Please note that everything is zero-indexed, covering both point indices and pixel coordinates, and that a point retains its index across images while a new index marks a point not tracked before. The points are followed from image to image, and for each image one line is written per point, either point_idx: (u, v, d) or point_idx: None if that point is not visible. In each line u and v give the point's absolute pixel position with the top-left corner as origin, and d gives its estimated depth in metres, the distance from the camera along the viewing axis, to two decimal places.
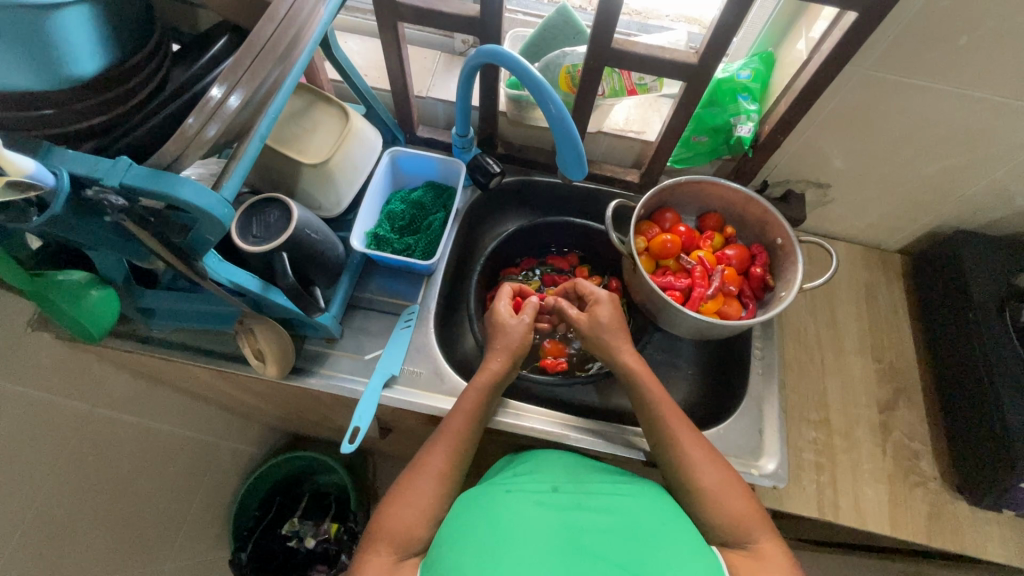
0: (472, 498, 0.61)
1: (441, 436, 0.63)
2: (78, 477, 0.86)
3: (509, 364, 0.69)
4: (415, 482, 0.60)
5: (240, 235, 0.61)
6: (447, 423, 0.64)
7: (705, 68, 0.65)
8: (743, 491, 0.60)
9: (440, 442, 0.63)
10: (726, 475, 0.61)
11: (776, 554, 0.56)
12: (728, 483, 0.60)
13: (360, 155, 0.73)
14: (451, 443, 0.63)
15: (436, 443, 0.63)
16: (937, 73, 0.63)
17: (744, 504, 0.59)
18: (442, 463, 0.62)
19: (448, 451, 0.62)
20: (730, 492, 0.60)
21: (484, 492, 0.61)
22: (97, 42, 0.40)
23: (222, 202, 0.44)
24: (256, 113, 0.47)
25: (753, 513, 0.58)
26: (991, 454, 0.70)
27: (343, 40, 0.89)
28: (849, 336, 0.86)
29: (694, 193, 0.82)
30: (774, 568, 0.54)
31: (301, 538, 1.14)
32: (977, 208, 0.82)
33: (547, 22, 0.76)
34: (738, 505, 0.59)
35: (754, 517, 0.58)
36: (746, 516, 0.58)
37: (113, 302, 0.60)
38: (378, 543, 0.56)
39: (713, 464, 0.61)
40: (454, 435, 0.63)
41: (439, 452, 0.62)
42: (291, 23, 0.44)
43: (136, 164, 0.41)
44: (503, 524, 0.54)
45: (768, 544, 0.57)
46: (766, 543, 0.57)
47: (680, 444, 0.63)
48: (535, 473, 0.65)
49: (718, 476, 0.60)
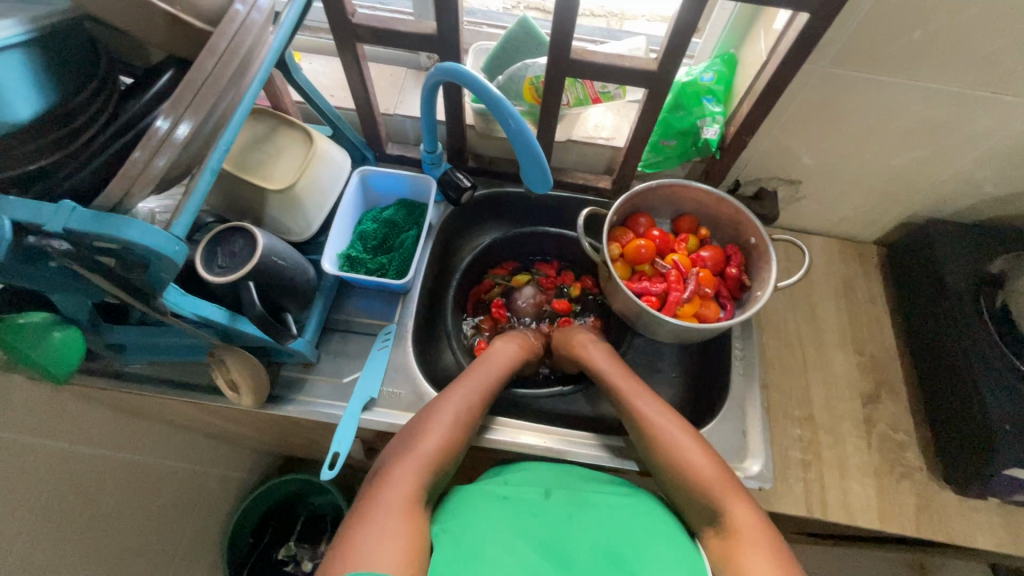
0: (456, 505, 0.60)
1: (431, 424, 0.62)
2: (61, 518, 0.84)
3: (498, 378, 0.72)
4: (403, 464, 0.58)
5: (204, 265, 0.60)
6: (440, 405, 0.64)
7: (665, 73, 0.65)
8: (715, 469, 0.60)
9: (433, 420, 0.62)
10: (695, 452, 0.61)
11: (755, 524, 0.54)
12: (703, 462, 0.60)
13: (327, 177, 0.73)
14: (446, 421, 0.63)
15: (430, 420, 0.63)
16: (894, 68, 0.64)
17: (713, 477, 0.59)
18: (432, 447, 0.60)
19: (439, 440, 0.61)
20: (695, 464, 0.60)
21: (478, 496, 0.61)
22: (31, 84, 0.40)
23: (173, 239, 0.43)
24: (207, 144, 0.46)
25: (717, 479, 0.59)
26: (974, 439, 0.70)
27: (308, 61, 0.88)
28: (829, 331, 0.86)
29: (665, 197, 0.82)
30: (749, 539, 0.53)
31: (298, 562, 1.19)
32: (946, 197, 0.82)
33: (509, 35, 0.75)
34: (706, 476, 0.59)
35: (717, 481, 0.58)
36: (711, 486, 0.58)
37: (79, 343, 0.58)
38: (354, 522, 0.52)
39: (682, 444, 0.62)
40: (453, 418, 0.63)
41: (433, 437, 0.61)
42: (236, 53, 0.44)
43: (80, 207, 0.39)
44: (487, 532, 0.55)
45: (739, 509, 0.56)
46: (736, 510, 0.56)
47: (660, 432, 0.63)
48: (525, 473, 0.65)
49: (693, 457, 0.60)
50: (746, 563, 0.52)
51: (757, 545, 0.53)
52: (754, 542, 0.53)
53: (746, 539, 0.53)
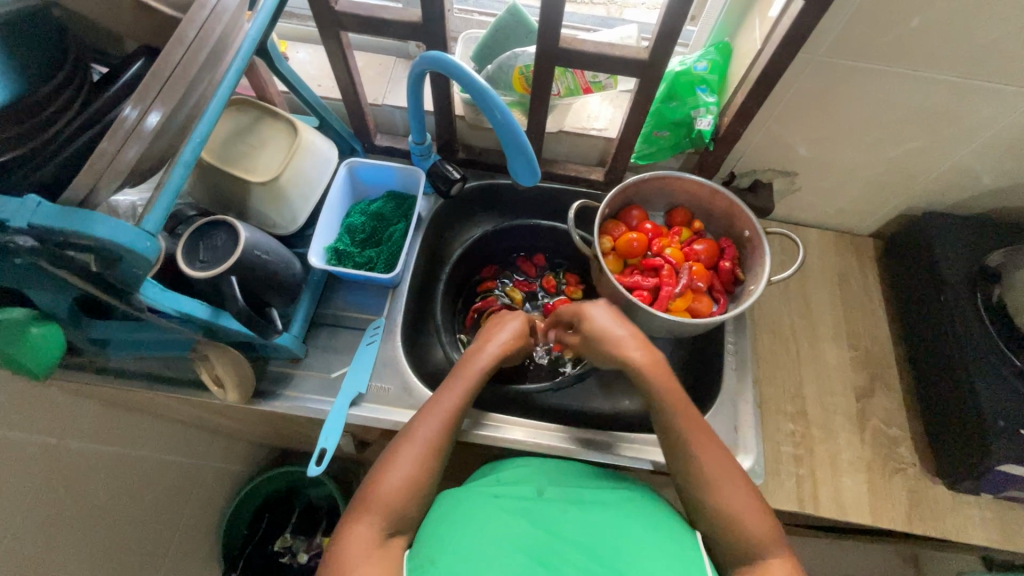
0: (452, 501, 0.60)
1: (431, 410, 0.62)
2: (51, 512, 0.84)
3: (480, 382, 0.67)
4: (402, 449, 0.59)
5: (187, 261, 0.59)
6: (410, 434, 0.61)
7: (657, 62, 0.63)
8: (757, 509, 0.56)
9: (417, 432, 0.61)
10: (740, 490, 0.57)
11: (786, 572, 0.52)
12: (746, 501, 0.56)
13: (312, 169, 0.71)
14: (417, 454, 0.59)
15: (401, 450, 0.59)
16: (892, 57, 0.62)
17: (755, 521, 0.55)
18: (429, 435, 0.61)
19: (437, 426, 0.61)
20: (737, 504, 0.56)
21: (468, 497, 0.60)
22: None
23: (143, 234, 0.42)
24: (181, 137, 0.45)
25: (763, 529, 0.54)
26: (968, 434, 0.69)
27: (294, 50, 0.87)
28: (824, 325, 0.85)
29: (658, 189, 0.80)
30: None
31: (293, 554, 1.17)
32: (944, 189, 0.81)
33: (498, 22, 0.73)
34: (747, 519, 0.55)
35: (764, 531, 0.54)
36: (755, 531, 0.54)
37: (57, 338, 0.57)
38: (366, 514, 0.55)
39: (729, 480, 0.57)
40: (423, 448, 0.60)
41: (428, 421, 0.61)
42: (206, 41, 0.42)
43: (46, 201, 0.38)
44: (482, 531, 0.54)
45: (780, 563, 0.53)
46: (774, 560, 0.53)
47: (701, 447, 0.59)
48: (520, 475, 0.65)
49: (734, 494, 0.56)
50: None
51: None
52: None
53: None
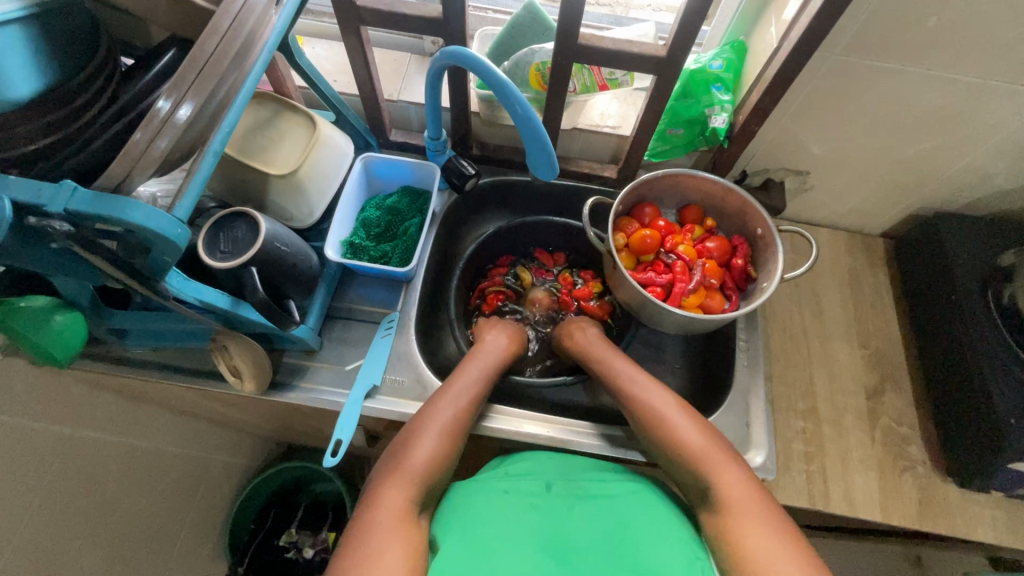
0: (462, 498, 0.60)
1: (453, 383, 0.66)
2: (63, 502, 0.84)
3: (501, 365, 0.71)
4: (427, 421, 0.61)
5: (208, 251, 0.60)
6: (435, 407, 0.62)
7: (674, 60, 0.64)
8: (701, 433, 0.60)
9: (443, 405, 0.63)
10: (682, 420, 0.62)
11: (742, 487, 0.55)
12: (693, 429, 0.61)
13: (330, 163, 0.72)
14: (446, 425, 0.61)
15: (430, 422, 0.61)
16: (907, 57, 0.63)
17: (701, 443, 0.59)
18: (455, 408, 0.63)
19: (462, 402, 0.64)
20: (684, 430, 0.60)
21: (478, 490, 0.61)
22: (32, 63, 0.39)
23: (174, 222, 0.42)
24: (210, 128, 0.46)
25: (708, 448, 0.59)
26: (979, 433, 0.69)
27: (310, 45, 0.87)
28: (834, 323, 0.85)
29: (671, 186, 0.81)
30: (737, 503, 0.54)
31: (300, 549, 1.16)
32: (956, 189, 0.81)
33: (515, 19, 0.74)
34: (693, 443, 0.59)
35: (711, 453, 0.58)
36: (703, 454, 0.58)
37: (79, 327, 0.58)
38: (393, 482, 0.56)
39: (671, 412, 0.62)
40: (448, 422, 0.62)
41: (453, 395, 0.64)
42: (238, 33, 0.43)
43: (82, 187, 0.39)
44: (493, 531, 0.55)
45: (733, 480, 0.56)
46: (729, 479, 0.56)
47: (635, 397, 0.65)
48: (528, 465, 0.65)
49: (680, 424, 0.61)
50: (737, 528, 0.52)
51: (747, 507, 0.53)
52: (744, 505, 0.54)
53: (739, 505, 0.54)
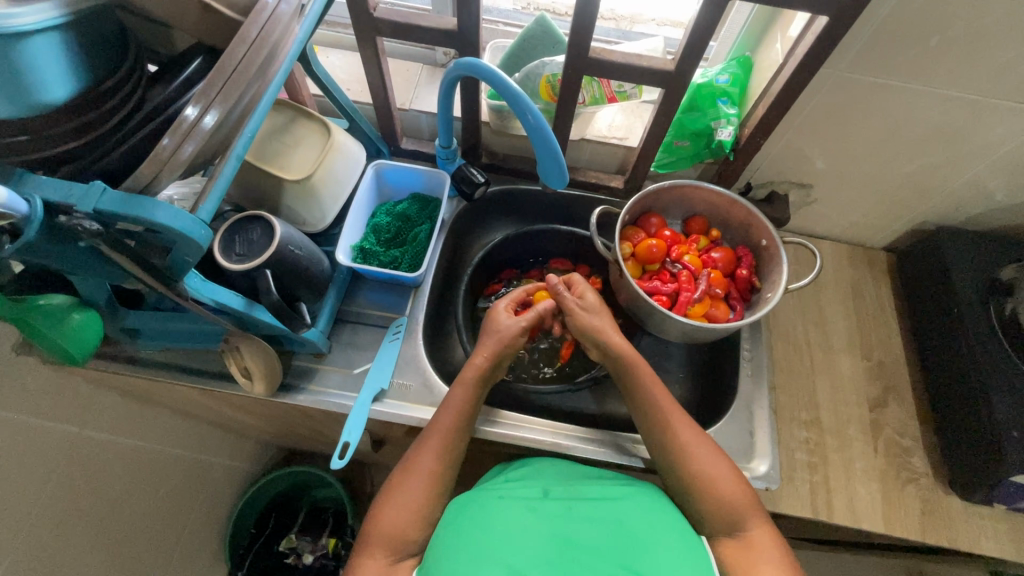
0: (461, 507, 0.60)
1: (429, 435, 0.64)
2: (67, 501, 0.85)
3: (472, 403, 0.67)
4: (407, 483, 0.60)
5: (224, 254, 0.61)
6: (411, 466, 0.62)
7: (682, 74, 0.65)
8: (733, 478, 0.60)
9: (419, 463, 0.62)
10: (717, 462, 0.61)
11: (766, 542, 0.56)
12: (721, 471, 0.61)
13: (343, 170, 0.73)
14: (418, 485, 0.60)
15: (401, 486, 0.60)
16: (911, 74, 0.64)
17: (733, 490, 0.59)
18: (431, 464, 0.62)
19: (437, 453, 0.62)
20: (719, 476, 0.60)
21: (476, 498, 0.61)
22: (68, 68, 0.41)
23: (198, 222, 0.44)
24: (233, 132, 0.47)
25: (743, 500, 0.59)
26: (981, 446, 0.70)
27: (325, 55, 0.89)
28: (837, 334, 0.86)
29: (678, 197, 0.82)
30: (765, 556, 0.55)
31: (299, 555, 1.14)
32: (957, 204, 0.82)
33: (527, 32, 0.76)
34: (725, 491, 0.59)
35: (745, 503, 0.59)
36: (736, 504, 0.58)
37: (96, 325, 0.59)
38: (373, 547, 0.57)
39: (704, 450, 0.62)
40: (426, 479, 0.61)
41: (428, 450, 0.63)
42: (265, 43, 0.44)
43: (111, 188, 0.41)
44: (496, 534, 0.54)
45: (757, 531, 0.57)
46: (756, 531, 0.57)
47: (673, 430, 0.64)
48: (527, 477, 0.65)
49: (713, 464, 0.61)
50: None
51: (771, 562, 0.55)
52: (769, 561, 0.55)
53: (765, 561, 0.55)
